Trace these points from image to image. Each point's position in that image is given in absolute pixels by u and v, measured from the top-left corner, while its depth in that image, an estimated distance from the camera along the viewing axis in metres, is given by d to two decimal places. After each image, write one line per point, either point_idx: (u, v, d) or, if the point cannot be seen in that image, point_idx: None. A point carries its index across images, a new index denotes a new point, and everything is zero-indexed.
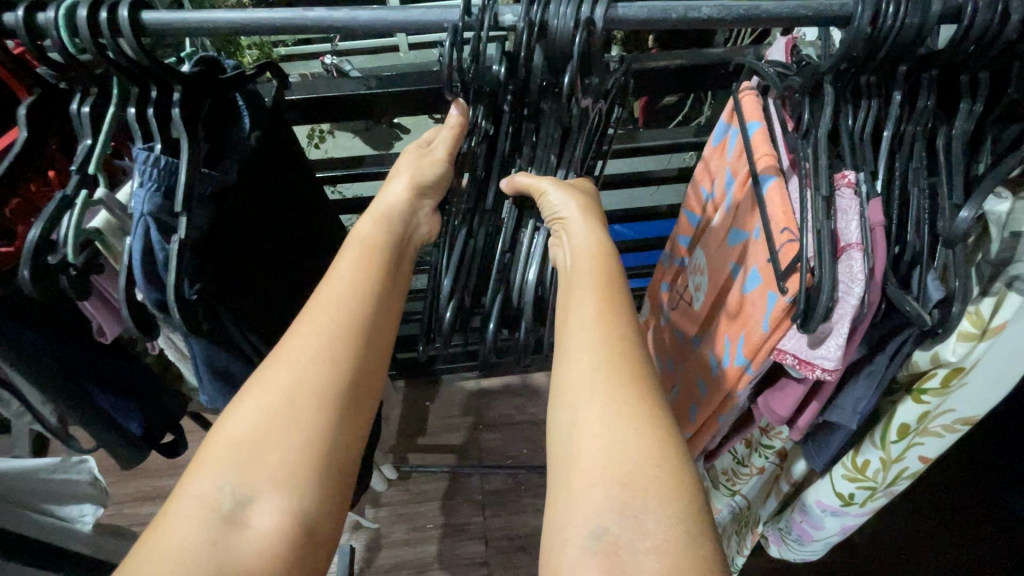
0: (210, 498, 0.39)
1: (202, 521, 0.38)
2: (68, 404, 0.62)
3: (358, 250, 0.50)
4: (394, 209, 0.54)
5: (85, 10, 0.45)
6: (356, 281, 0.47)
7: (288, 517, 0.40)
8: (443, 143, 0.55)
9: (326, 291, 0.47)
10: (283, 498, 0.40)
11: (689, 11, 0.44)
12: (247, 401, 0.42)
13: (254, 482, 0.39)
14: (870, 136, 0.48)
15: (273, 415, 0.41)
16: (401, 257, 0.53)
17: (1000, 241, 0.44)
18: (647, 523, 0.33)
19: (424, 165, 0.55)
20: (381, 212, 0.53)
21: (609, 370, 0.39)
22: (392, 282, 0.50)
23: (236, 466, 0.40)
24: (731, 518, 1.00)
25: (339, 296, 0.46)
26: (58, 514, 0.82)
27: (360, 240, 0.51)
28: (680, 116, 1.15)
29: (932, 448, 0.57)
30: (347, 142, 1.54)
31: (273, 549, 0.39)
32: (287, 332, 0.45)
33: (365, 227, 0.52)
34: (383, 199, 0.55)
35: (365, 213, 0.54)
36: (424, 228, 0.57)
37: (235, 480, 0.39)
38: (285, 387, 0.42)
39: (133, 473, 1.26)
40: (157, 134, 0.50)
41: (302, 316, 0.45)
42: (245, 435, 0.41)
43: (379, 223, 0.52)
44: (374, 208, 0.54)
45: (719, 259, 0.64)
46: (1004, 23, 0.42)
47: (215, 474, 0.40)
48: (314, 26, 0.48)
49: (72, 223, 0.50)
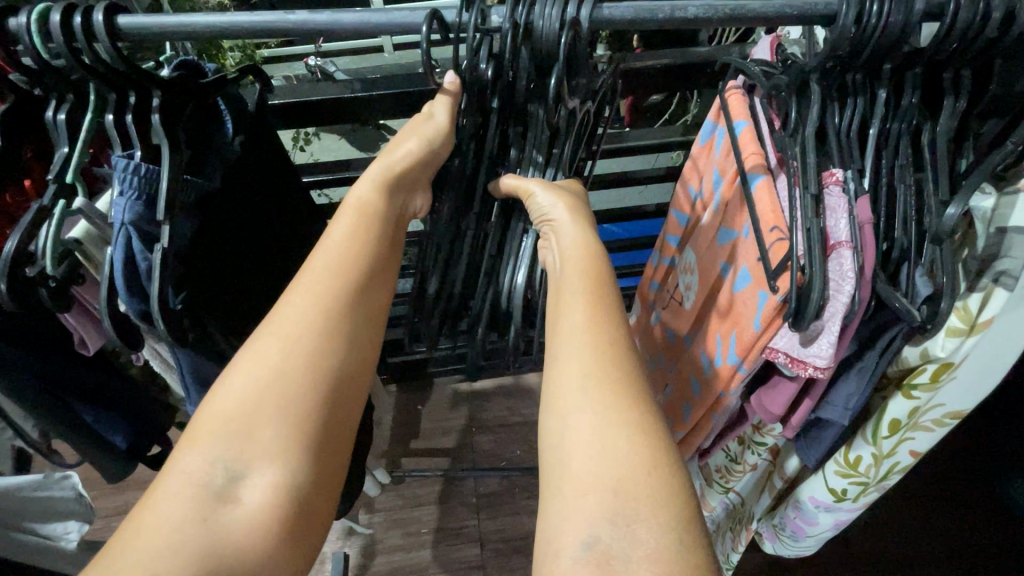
0: (198, 481, 0.38)
1: (186, 511, 0.37)
2: (50, 417, 0.61)
3: (349, 218, 0.48)
4: (398, 170, 0.51)
5: (59, 14, 0.44)
6: (338, 273, 0.45)
7: (272, 509, 0.39)
8: (442, 108, 0.52)
9: (307, 276, 0.45)
10: (269, 492, 0.39)
11: (675, 11, 0.44)
12: (227, 399, 0.40)
13: (240, 480, 0.38)
14: (856, 134, 0.48)
15: (258, 411, 0.40)
16: (395, 231, 0.51)
17: (987, 237, 0.45)
18: (639, 532, 0.33)
19: (428, 130, 0.51)
20: (382, 177, 0.50)
21: (599, 376, 0.39)
22: (384, 270, 0.48)
23: (222, 460, 0.39)
24: (725, 515, 1.00)
25: (321, 288, 0.44)
26: (42, 532, 0.80)
27: (357, 205, 0.49)
28: (666, 115, 1.16)
29: (922, 443, 0.58)
30: (333, 143, 1.52)
31: (259, 539, 0.38)
32: (266, 326, 0.43)
33: (364, 191, 0.50)
34: (389, 156, 0.51)
35: (364, 174, 0.51)
36: (418, 202, 0.54)
37: (222, 475, 0.38)
38: (267, 388, 0.40)
39: (121, 485, 1.23)
40: (137, 141, 0.49)
41: (279, 311, 0.43)
42: (229, 430, 0.39)
43: (380, 189, 0.50)
44: (376, 167, 0.51)
45: (709, 257, 0.64)
46: (985, 21, 0.42)
47: (199, 468, 0.38)
48: (296, 30, 0.47)
49: (50, 234, 0.48)
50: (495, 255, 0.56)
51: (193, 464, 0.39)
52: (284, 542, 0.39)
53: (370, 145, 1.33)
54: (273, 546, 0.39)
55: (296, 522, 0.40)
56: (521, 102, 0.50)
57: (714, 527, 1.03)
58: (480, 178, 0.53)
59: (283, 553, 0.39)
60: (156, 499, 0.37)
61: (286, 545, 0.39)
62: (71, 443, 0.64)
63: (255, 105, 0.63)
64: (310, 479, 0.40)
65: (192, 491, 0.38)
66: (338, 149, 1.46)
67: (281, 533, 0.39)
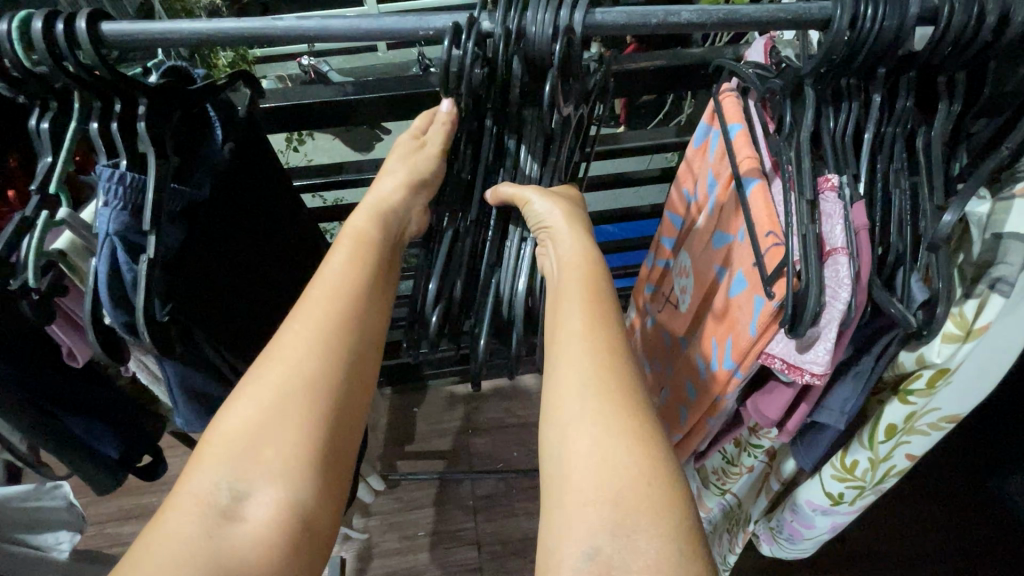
0: (203, 501, 0.38)
1: (191, 528, 0.37)
2: (39, 432, 0.60)
3: (350, 247, 0.47)
4: (393, 204, 0.52)
5: (41, 22, 0.43)
6: (345, 286, 0.45)
7: (276, 522, 0.38)
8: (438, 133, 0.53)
9: (309, 293, 0.45)
10: (274, 509, 0.38)
11: (669, 16, 0.44)
12: (234, 416, 0.41)
13: (244, 498, 0.38)
14: (851, 137, 0.48)
15: (263, 429, 0.40)
16: (394, 253, 0.51)
17: (983, 242, 0.45)
18: (640, 543, 0.32)
19: (420, 160, 0.53)
20: (378, 205, 0.51)
21: (598, 386, 0.38)
22: (386, 281, 0.48)
23: (225, 478, 0.39)
24: (722, 517, 1.00)
25: (320, 302, 0.44)
26: (31, 543, 0.79)
27: (354, 233, 0.49)
28: (661, 115, 1.15)
29: (919, 446, 0.57)
30: (327, 144, 1.51)
31: (266, 550, 0.38)
32: (272, 345, 0.43)
33: (359, 221, 0.50)
34: (377, 190, 0.52)
35: (360, 204, 0.52)
36: (414, 224, 0.54)
37: (227, 493, 0.38)
38: (272, 403, 0.40)
39: (112, 493, 1.22)
40: (122, 150, 0.48)
41: (285, 328, 0.43)
42: (235, 448, 0.40)
43: (373, 219, 0.50)
44: (369, 200, 0.52)
45: (705, 261, 0.64)
46: (981, 24, 0.42)
47: (206, 486, 0.39)
48: (284, 37, 0.46)
49: (33, 244, 0.47)
50: (492, 261, 0.54)
51: (190, 482, 0.39)
52: (293, 550, 0.39)
53: (364, 146, 1.32)
54: (278, 558, 0.38)
55: (302, 532, 0.39)
56: (515, 108, 0.50)
57: (712, 529, 1.03)
58: (477, 186, 0.52)
59: (289, 561, 0.39)
60: (166, 515, 0.38)
61: (293, 554, 0.39)
62: (61, 456, 0.63)
63: (246, 111, 0.63)
64: (314, 490, 0.40)
65: (189, 507, 0.38)
66: (332, 149, 1.45)
67: (290, 542, 0.39)
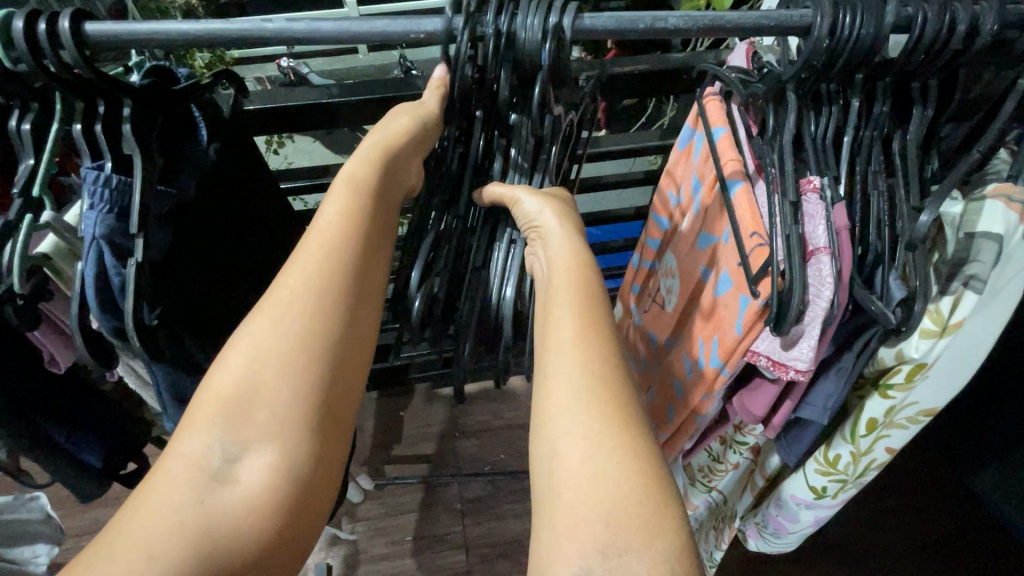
0: (196, 462, 0.38)
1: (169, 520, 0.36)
2: (18, 442, 0.59)
3: (343, 193, 0.45)
4: (398, 139, 0.49)
5: (22, 21, 0.43)
6: (332, 253, 0.43)
7: (260, 535, 0.38)
8: (433, 93, 0.53)
9: (303, 254, 0.43)
10: (258, 519, 0.38)
11: (656, 21, 0.45)
12: (224, 385, 0.40)
13: (238, 459, 0.38)
14: (831, 141, 0.50)
15: (252, 428, 0.39)
16: (389, 207, 0.49)
17: (956, 242, 0.47)
18: (631, 563, 0.33)
19: (422, 111, 0.51)
20: (381, 147, 0.48)
21: (588, 399, 0.39)
22: (381, 245, 0.47)
23: (219, 441, 0.39)
24: (707, 513, 1.02)
25: (319, 277, 0.42)
26: (7, 557, 0.85)
27: (349, 178, 0.46)
28: (644, 118, 1.17)
29: (897, 440, 0.59)
30: (308, 147, 1.50)
31: (251, 537, 0.38)
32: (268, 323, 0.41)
33: (358, 168, 0.47)
34: (384, 128, 0.50)
35: (359, 147, 0.49)
36: (413, 178, 0.52)
37: (219, 455, 0.38)
38: (266, 391, 0.39)
39: (92, 502, 1.19)
40: (106, 151, 0.47)
41: (270, 314, 0.41)
42: (224, 418, 0.39)
43: (375, 165, 0.47)
44: (372, 137, 0.49)
45: (690, 262, 0.65)
46: (951, 33, 0.44)
47: (198, 450, 0.38)
48: (273, 38, 0.46)
49: (17, 250, 0.46)
50: (478, 268, 0.55)
51: (178, 467, 0.38)
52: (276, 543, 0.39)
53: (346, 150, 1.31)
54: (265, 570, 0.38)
55: (279, 542, 0.39)
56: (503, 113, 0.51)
57: (697, 526, 1.05)
58: (465, 185, 0.53)
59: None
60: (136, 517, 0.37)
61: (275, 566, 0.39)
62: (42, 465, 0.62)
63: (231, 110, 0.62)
64: (300, 497, 0.40)
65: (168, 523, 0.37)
66: (314, 151, 1.44)
67: (277, 519, 0.39)
